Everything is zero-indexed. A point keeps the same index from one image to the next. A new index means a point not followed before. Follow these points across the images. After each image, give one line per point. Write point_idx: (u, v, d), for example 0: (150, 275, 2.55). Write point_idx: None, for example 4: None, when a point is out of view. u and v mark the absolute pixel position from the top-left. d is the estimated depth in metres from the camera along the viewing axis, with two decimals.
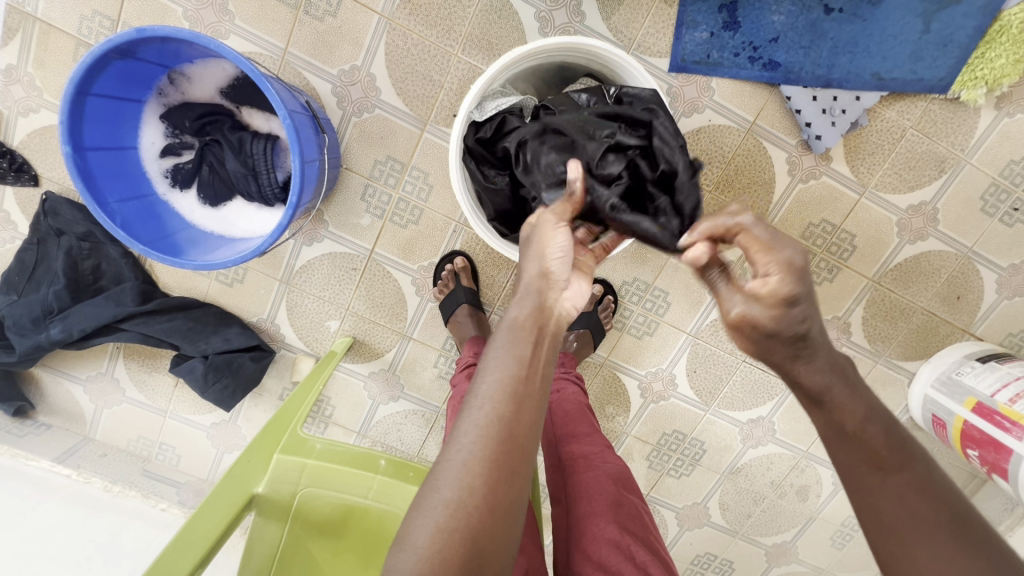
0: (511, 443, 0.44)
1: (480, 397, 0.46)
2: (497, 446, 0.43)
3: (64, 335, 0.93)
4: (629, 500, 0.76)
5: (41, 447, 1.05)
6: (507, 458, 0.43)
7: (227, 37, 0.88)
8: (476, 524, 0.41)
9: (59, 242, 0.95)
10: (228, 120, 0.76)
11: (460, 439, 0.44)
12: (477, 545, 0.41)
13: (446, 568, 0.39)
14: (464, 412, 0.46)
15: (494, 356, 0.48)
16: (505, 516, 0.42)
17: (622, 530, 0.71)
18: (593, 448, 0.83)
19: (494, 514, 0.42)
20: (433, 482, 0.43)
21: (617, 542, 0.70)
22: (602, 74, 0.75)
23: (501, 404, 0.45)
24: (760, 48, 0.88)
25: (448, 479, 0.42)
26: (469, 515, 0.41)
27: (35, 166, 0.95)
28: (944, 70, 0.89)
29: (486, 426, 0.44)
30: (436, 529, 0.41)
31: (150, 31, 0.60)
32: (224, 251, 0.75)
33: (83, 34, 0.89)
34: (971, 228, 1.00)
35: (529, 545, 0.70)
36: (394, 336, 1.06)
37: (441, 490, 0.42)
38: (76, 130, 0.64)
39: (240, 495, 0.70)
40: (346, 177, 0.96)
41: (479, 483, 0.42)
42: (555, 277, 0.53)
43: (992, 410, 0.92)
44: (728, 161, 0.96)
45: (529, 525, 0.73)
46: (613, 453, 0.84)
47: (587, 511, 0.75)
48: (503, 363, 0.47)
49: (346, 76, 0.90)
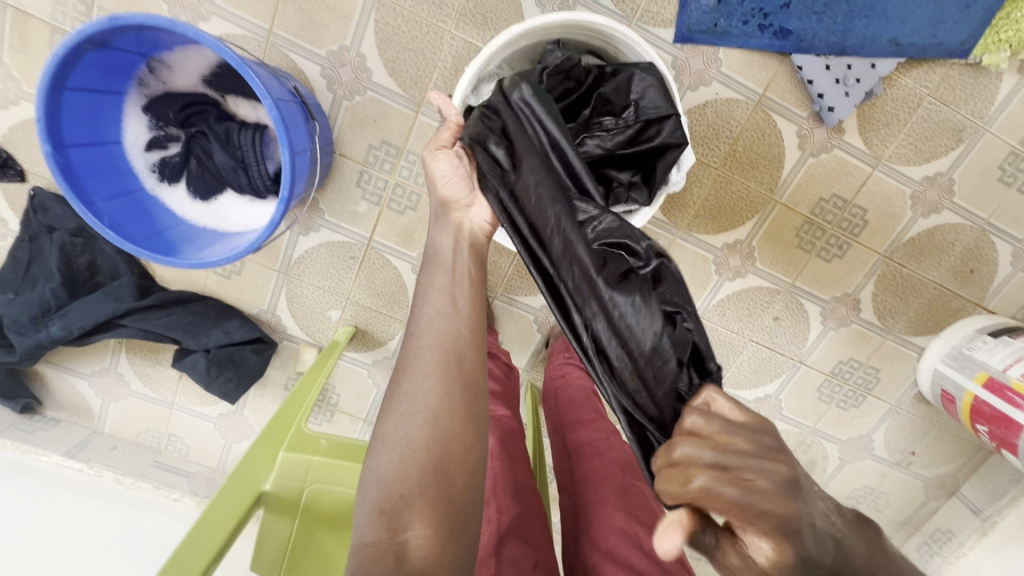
0: (454, 331, 0.52)
1: (424, 305, 0.54)
2: (445, 333, 0.52)
3: (64, 333, 0.93)
4: (635, 487, 0.76)
5: (51, 443, 1.06)
6: (454, 344, 0.51)
7: (207, 18, 0.83)
8: (431, 426, 0.46)
9: (51, 239, 0.94)
10: (213, 110, 0.73)
11: (414, 340, 0.52)
12: (442, 425, 0.46)
13: (414, 452, 0.45)
14: (413, 314, 0.55)
15: (429, 266, 0.58)
16: (466, 398, 0.49)
17: (630, 517, 0.71)
18: (598, 433, 0.84)
19: (454, 390, 0.48)
20: (397, 378, 0.50)
21: (625, 531, 0.69)
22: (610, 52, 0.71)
23: (440, 301, 0.54)
24: (771, 15, 0.84)
25: (409, 372, 0.49)
26: (428, 399, 0.47)
27: (20, 161, 0.93)
28: (966, 33, 0.84)
29: (430, 321, 0.52)
30: (400, 420, 0.47)
31: (123, 20, 0.57)
32: (218, 246, 0.73)
33: (58, 21, 0.85)
34: (988, 200, 0.96)
35: (536, 534, 0.70)
36: (397, 324, 1.05)
37: (404, 386, 0.49)
38: (54, 127, 0.61)
39: (246, 493, 0.69)
40: (340, 164, 0.93)
41: (432, 369, 0.49)
42: (454, 200, 0.61)
43: (1003, 385, 0.90)
44: (735, 136, 0.92)
45: (536, 516, 0.73)
46: (619, 437, 0.85)
47: (594, 499, 0.75)
48: (435, 270, 0.57)
49: (335, 57, 0.86)
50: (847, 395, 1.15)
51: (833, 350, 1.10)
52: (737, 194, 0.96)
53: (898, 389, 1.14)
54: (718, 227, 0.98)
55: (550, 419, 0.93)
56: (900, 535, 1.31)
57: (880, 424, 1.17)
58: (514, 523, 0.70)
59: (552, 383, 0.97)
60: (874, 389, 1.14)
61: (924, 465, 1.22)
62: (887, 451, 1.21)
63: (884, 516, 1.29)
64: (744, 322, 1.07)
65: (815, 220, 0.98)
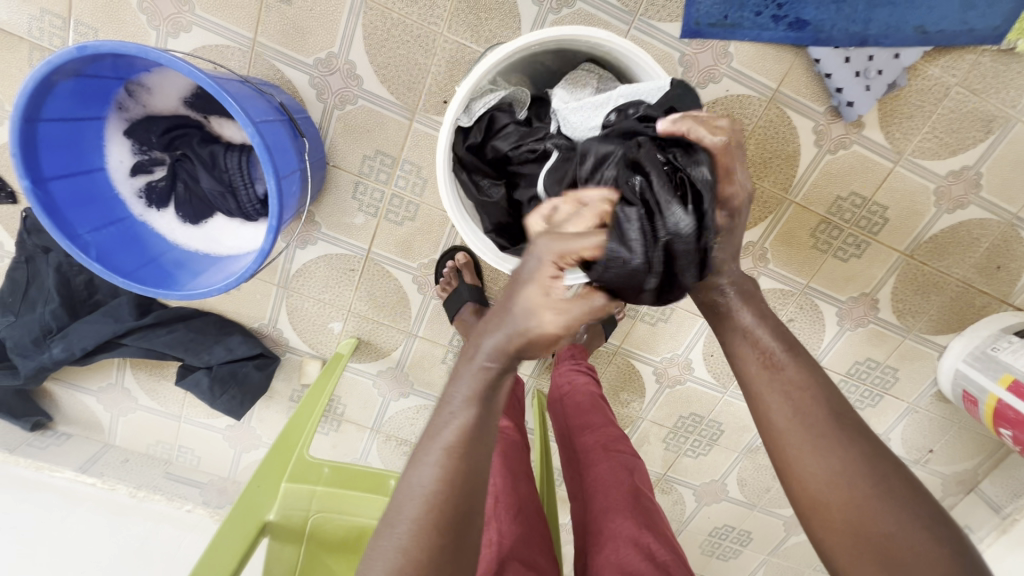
0: None
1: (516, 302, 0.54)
2: None
3: (67, 354, 0.93)
4: (644, 495, 0.74)
5: (64, 457, 1.07)
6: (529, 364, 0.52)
7: (188, 29, 0.79)
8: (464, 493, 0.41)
9: (47, 260, 0.92)
10: (196, 132, 0.70)
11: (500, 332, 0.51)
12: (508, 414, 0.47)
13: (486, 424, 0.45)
14: None
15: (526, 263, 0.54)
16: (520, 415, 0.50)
17: (640, 526, 0.68)
18: (605, 438, 0.81)
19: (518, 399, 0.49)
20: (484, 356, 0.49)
21: (636, 539, 0.66)
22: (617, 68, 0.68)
23: None
24: (786, 5, 0.78)
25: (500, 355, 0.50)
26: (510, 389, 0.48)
27: (10, 182, 0.91)
28: (999, 17, 0.78)
29: None
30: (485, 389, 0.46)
31: (92, 48, 0.54)
32: (212, 271, 0.71)
33: (34, 37, 0.81)
34: (1018, 193, 0.91)
35: (539, 557, 0.65)
36: (400, 335, 1.04)
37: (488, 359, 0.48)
38: (32, 161, 0.59)
39: (251, 522, 0.69)
40: (334, 175, 0.90)
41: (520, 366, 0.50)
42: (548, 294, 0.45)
43: None
44: (747, 135, 0.87)
45: (540, 537, 0.68)
46: (625, 441, 0.83)
47: (603, 507, 0.72)
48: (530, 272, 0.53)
49: (323, 65, 0.82)
50: (864, 394, 1.12)
51: (850, 351, 1.06)
52: (749, 195, 0.92)
53: (917, 388, 1.11)
54: None
55: (557, 426, 0.91)
56: None
57: (898, 422, 1.14)
58: (515, 546, 0.64)
59: (558, 390, 0.93)
60: (892, 388, 1.11)
61: (942, 462, 1.19)
62: (905, 449, 1.18)
63: None
64: None
65: (832, 219, 0.94)
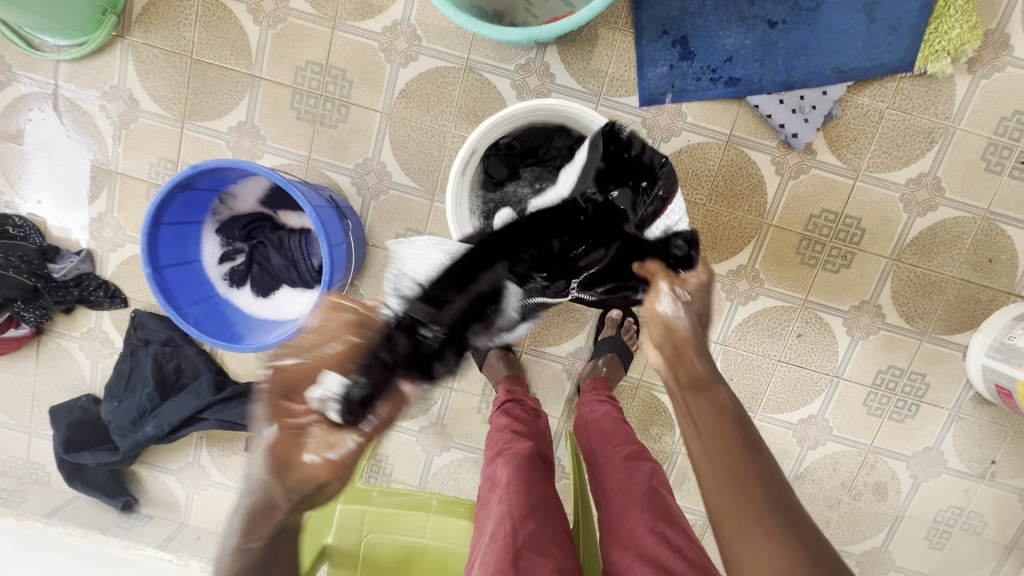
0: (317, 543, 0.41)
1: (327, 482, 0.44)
2: None
3: (157, 431, 1.08)
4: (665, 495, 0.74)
5: (146, 536, 1.18)
6: None
7: (262, 156, 1.05)
8: None
9: (147, 350, 1.11)
10: (268, 223, 0.92)
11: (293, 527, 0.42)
12: None
13: None
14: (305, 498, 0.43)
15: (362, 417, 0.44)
16: None
17: (656, 517, 0.69)
18: (626, 449, 0.80)
19: None
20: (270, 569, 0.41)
21: (654, 528, 0.68)
22: (559, 123, 0.86)
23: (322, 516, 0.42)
24: (718, 69, 0.96)
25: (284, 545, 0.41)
26: None
27: (125, 291, 1.12)
28: (903, 51, 0.92)
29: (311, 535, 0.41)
30: None
31: (201, 166, 0.76)
32: (276, 330, 0.87)
33: (153, 178, 1.07)
34: (981, 190, 1.00)
35: (554, 549, 0.63)
36: (438, 389, 1.15)
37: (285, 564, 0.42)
38: (154, 254, 0.79)
39: (312, 546, 0.74)
40: (373, 253, 1.08)
41: None
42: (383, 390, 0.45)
43: (1008, 391, 0.99)
44: (713, 175, 1.02)
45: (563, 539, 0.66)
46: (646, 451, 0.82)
47: (623, 505, 0.72)
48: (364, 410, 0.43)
49: (361, 167, 1.05)
50: (899, 405, 1.11)
51: (869, 361, 1.09)
52: (730, 223, 1.04)
53: (952, 392, 1.10)
54: (718, 256, 1.05)
55: (581, 444, 0.90)
56: (1009, 560, 1.18)
57: (945, 432, 1.12)
58: (529, 537, 0.62)
59: (581, 417, 0.91)
60: (926, 396, 1.10)
61: (1009, 474, 1.14)
62: (963, 463, 1.13)
63: (983, 540, 1.17)
64: (768, 344, 1.09)
65: (812, 235, 1.04)
